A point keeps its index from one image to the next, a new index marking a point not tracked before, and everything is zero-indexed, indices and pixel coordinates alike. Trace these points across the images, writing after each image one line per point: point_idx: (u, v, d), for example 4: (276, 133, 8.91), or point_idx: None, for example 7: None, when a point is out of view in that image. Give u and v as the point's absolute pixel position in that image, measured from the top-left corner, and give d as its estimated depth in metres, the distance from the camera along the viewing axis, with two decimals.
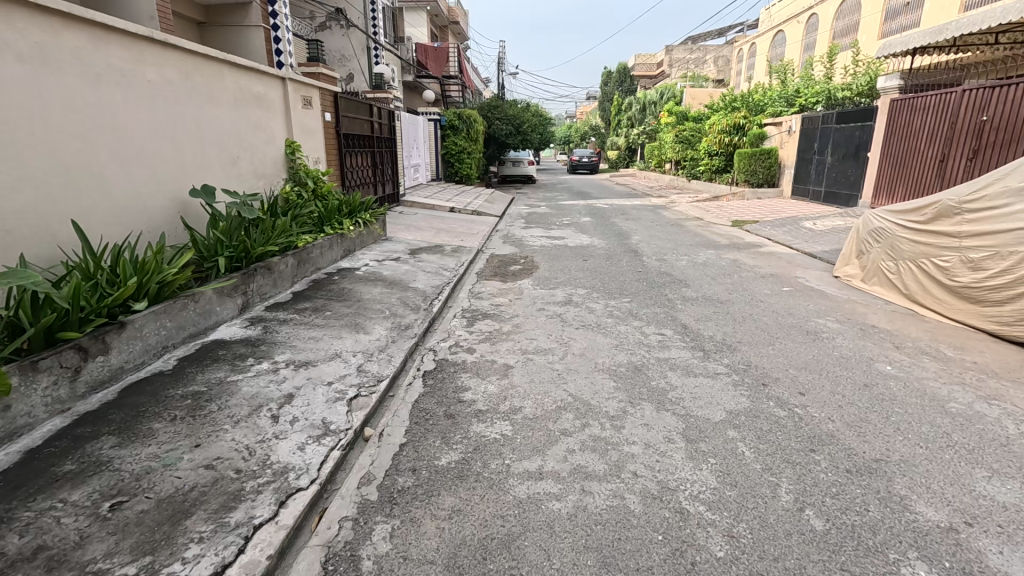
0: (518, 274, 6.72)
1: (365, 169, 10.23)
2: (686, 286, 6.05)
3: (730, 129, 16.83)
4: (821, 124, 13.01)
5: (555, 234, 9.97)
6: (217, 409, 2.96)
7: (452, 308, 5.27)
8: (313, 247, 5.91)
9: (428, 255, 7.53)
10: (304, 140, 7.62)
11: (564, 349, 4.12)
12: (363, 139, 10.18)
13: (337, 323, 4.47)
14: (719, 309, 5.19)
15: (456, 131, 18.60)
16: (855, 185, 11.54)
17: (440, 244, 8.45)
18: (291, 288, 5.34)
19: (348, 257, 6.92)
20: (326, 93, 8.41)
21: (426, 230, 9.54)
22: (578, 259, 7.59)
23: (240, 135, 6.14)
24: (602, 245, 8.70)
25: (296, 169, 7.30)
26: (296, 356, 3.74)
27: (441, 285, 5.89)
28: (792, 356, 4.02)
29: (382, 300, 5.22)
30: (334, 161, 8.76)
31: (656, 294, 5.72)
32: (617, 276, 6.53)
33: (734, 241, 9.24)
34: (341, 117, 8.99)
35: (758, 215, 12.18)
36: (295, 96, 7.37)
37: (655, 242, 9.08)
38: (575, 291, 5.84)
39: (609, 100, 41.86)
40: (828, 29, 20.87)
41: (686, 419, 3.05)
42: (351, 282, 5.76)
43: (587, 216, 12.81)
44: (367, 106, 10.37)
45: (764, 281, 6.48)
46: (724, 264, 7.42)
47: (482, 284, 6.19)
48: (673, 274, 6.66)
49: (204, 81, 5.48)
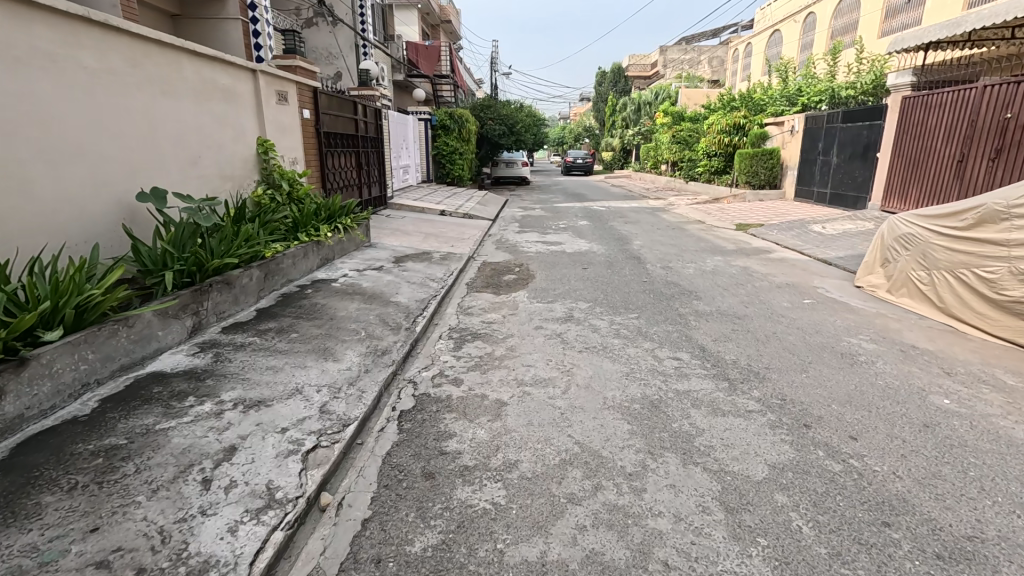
0: (513, 285, 6.13)
1: (350, 171, 9.62)
2: (697, 299, 5.49)
3: (730, 128, 16.35)
4: (826, 123, 12.52)
5: (552, 239, 9.39)
6: (134, 472, 2.34)
7: (438, 327, 4.66)
8: (283, 257, 5.29)
9: (414, 263, 6.92)
10: (279, 139, 7.00)
11: (566, 379, 3.52)
12: (347, 138, 9.57)
13: (303, 349, 3.85)
14: (737, 326, 4.65)
15: (447, 131, 18.01)
16: (863, 187, 11.06)
17: (428, 251, 7.84)
18: (256, 304, 4.71)
19: (326, 266, 6.30)
20: (305, 87, 7.78)
21: (413, 235, 8.94)
22: (577, 267, 7.03)
23: (202, 132, 5.51)
24: (602, 251, 8.13)
25: (270, 170, 6.68)
26: (248, 393, 3.12)
27: (426, 300, 5.28)
28: (831, 386, 3.46)
29: (358, 318, 4.61)
30: (314, 161, 8.14)
31: (665, 308, 5.17)
32: (620, 287, 5.97)
33: (742, 246, 8.71)
34: (322, 115, 8.38)
35: (762, 218, 11.68)
36: (268, 91, 6.74)
37: (658, 247, 8.53)
38: (575, 304, 5.26)
39: (603, 101, 41.41)
40: (826, 28, 20.50)
41: (720, 476, 2.47)
42: (325, 297, 5.14)
43: (584, 219, 12.25)
44: (351, 103, 9.74)
45: (781, 291, 5.93)
46: (735, 272, 6.87)
47: (472, 297, 5.59)
48: (681, 285, 6.11)
49: (158, 70, 4.85)
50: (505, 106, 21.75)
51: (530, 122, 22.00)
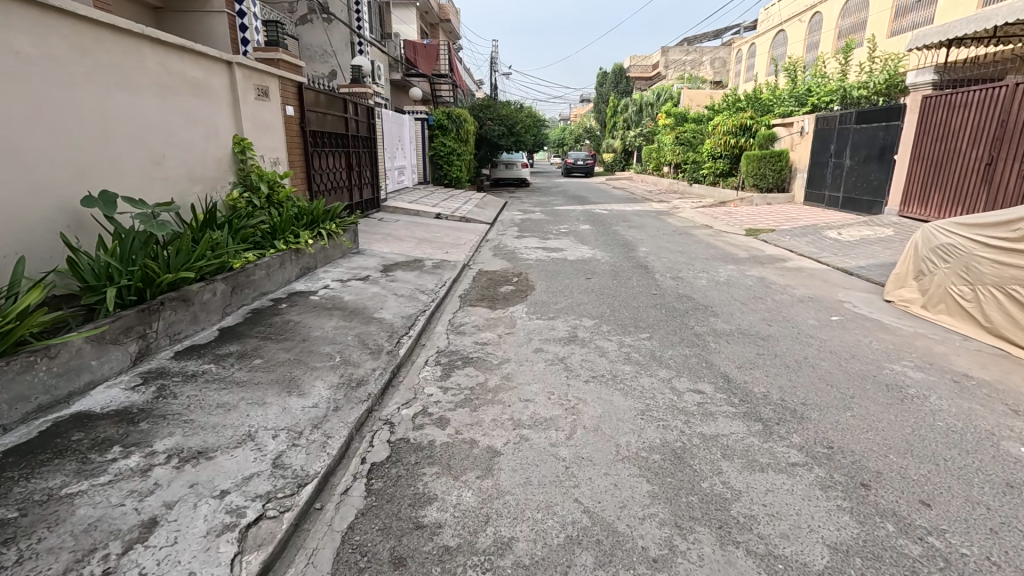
0: (510, 298, 5.60)
1: (338, 172, 9.09)
2: (714, 316, 4.96)
3: (736, 129, 15.85)
4: (838, 124, 12.02)
5: (552, 245, 8.86)
6: (12, 565, 1.80)
7: (424, 350, 4.12)
8: (254, 268, 4.75)
9: (405, 273, 6.39)
10: (258, 138, 6.47)
11: (571, 419, 2.99)
12: (336, 137, 9.03)
13: (265, 378, 3.31)
14: (762, 349, 4.12)
15: (445, 131, 17.50)
16: (879, 191, 10.55)
17: (419, 258, 7.31)
18: (219, 323, 4.17)
19: (306, 277, 5.76)
20: (288, 81, 7.24)
21: (405, 241, 8.40)
22: (580, 277, 6.51)
23: (168, 129, 4.98)
24: (606, 259, 7.60)
25: (247, 171, 6.17)
26: (187, 442, 2.58)
27: (414, 316, 4.74)
28: (884, 429, 2.93)
29: (334, 338, 4.07)
30: (299, 162, 7.60)
31: (680, 326, 4.65)
32: (628, 301, 5.44)
33: (755, 254, 8.17)
34: (308, 112, 7.84)
35: (772, 223, 11.15)
36: (247, 86, 6.22)
37: (666, 255, 8.00)
38: (579, 322, 4.73)
39: (604, 102, 40.89)
40: (832, 27, 20.03)
41: (769, 564, 1.94)
42: (300, 313, 4.60)
43: (586, 223, 11.73)
44: (341, 100, 9.21)
45: (805, 306, 5.39)
46: (751, 283, 6.35)
47: (465, 312, 5.05)
48: (695, 298, 5.58)
49: (114, 59, 4.32)
50: (505, 107, 21.23)
51: (530, 123, 21.48)
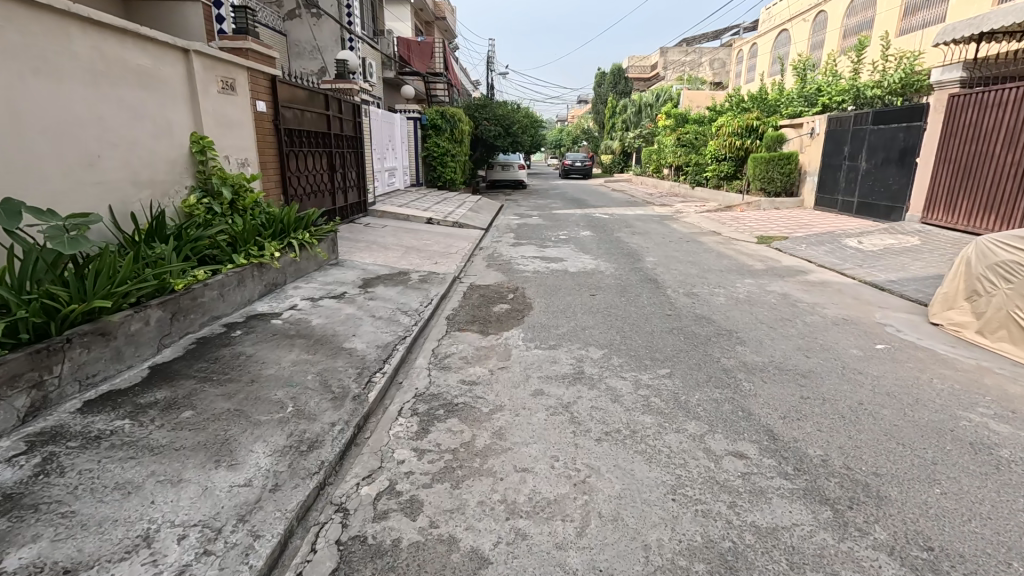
0: (505, 319, 4.89)
1: (319, 174, 8.36)
2: (741, 344, 4.28)
3: (742, 131, 15.13)
4: (853, 125, 11.38)
5: (551, 254, 8.16)
6: None
7: (400, 393, 3.40)
8: (202, 288, 4.03)
9: (387, 288, 5.68)
10: (221, 137, 5.75)
11: (581, 504, 2.29)
12: (318, 136, 8.31)
13: (190, 440, 2.60)
14: (807, 390, 3.43)
15: (438, 131, 16.76)
16: (898, 196, 9.93)
17: (405, 270, 6.60)
18: (152, 359, 3.45)
19: (271, 295, 5.03)
20: (259, 73, 6.51)
21: (391, 250, 7.68)
22: (585, 293, 5.82)
23: (104, 125, 4.26)
24: (611, 272, 6.91)
25: (209, 174, 5.46)
26: (53, 552, 1.86)
27: (391, 347, 4.02)
28: (990, 515, 2.24)
29: (290, 378, 3.35)
30: (272, 162, 6.89)
31: (704, 358, 3.96)
32: (641, 324, 4.76)
33: (773, 266, 7.51)
34: (283, 108, 7.12)
35: (784, 230, 10.50)
36: (207, 77, 5.50)
37: (676, 266, 7.31)
38: (585, 353, 4.03)
39: (603, 103, 40.21)
40: (838, 27, 19.48)
41: None
42: (255, 343, 3.88)
43: (587, 229, 11.05)
44: (323, 96, 8.49)
45: (843, 331, 4.71)
46: (774, 301, 5.68)
47: (452, 339, 4.34)
48: (715, 320, 4.90)
49: (27, 40, 3.62)
50: (501, 106, 20.53)
51: (527, 123, 20.79)
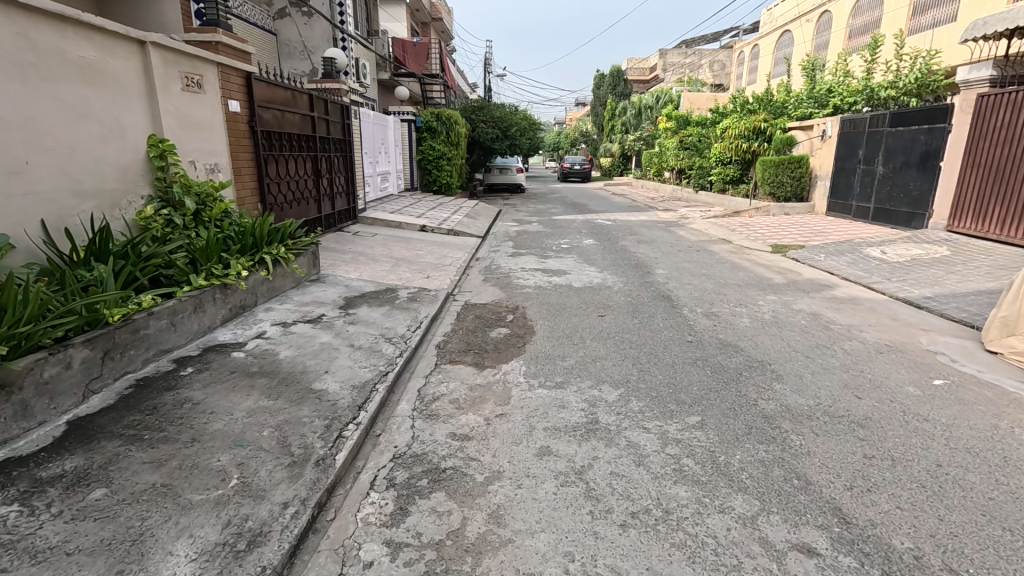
0: (503, 347, 4.30)
1: (302, 180, 7.76)
2: (777, 380, 3.69)
3: (749, 133, 14.51)
4: (869, 127, 10.84)
5: (553, 266, 7.57)
6: None
7: (376, 453, 2.78)
8: (147, 318, 3.42)
9: (371, 309, 5.06)
10: (186, 140, 5.15)
11: None
12: (302, 139, 7.71)
13: (91, 537, 1.97)
14: (870, 447, 2.83)
15: (433, 133, 16.15)
16: (919, 202, 9.38)
17: (393, 286, 6.00)
18: (74, 410, 2.84)
19: (237, 319, 4.42)
20: (231, 69, 5.92)
21: (379, 263, 7.07)
22: (592, 313, 5.23)
23: (35, 126, 3.66)
24: (619, 287, 6.33)
25: (169, 182, 4.86)
26: None
27: (369, 389, 3.40)
28: None
29: (239, 436, 2.72)
30: (248, 168, 6.30)
31: (739, 401, 3.36)
32: (659, 353, 4.16)
33: (794, 279, 6.92)
34: (260, 109, 6.53)
35: (799, 238, 9.94)
36: (168, 74, 4.90)
37: (689, 280, 6.72)
38: (598, 394, 3.42)
39: (601, 104, 39.67)
40: (843, 27, 18.99)
41: None
42: (207, 384, 3.27)
43: (590, 237, 10.46)
44: (308, 96, 7.90)
45: (890, 361, 4.11)
46: (804, 322, 5.09)
47: (443, 375, 3.74)
48: (742, 348, 4.31)
49: None
50: (499, 108, 19.95)
51: (526, 126, 20.21)
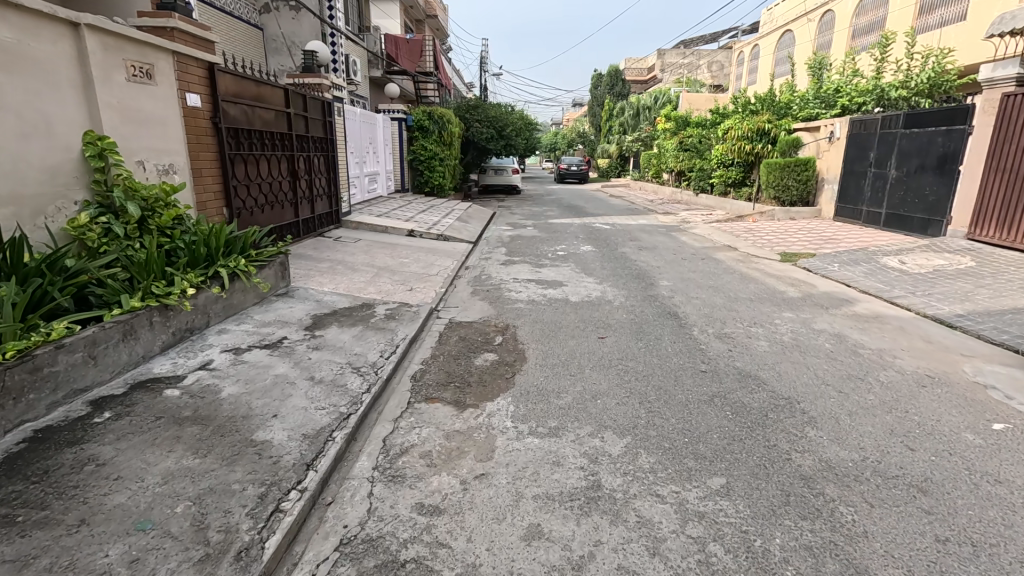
0: (489, 379, 3.72)
1: (276, 182, 7.15)
2: (811, 425, 3.12)
3: (752, 134, 13.87)
4: (880, 129, 10.33)
5: (548, 276, 7.00)
6: None
7: (318, 538, 2.18)
8: (54, 353, 2.81)
9: (341, 331, 4.47)
10: (133, 138, 4.56)
11: None
12: (276, 138, 7.09)
13: None
14: (942, 525, 2.26)
15: (425, 132, 15.55)
16: (936, 208, 8.87)
17: (371, 301, 5.40)
18: None
19: (182, 346, 3.82)
20: (190, 58, 5.31)
21: (359, 273, 6.47)
22: (591, 334, 4.66)
23: None
24: (620, 302, 5.76)
25: (110, 185, 4.24)
26: None
27: (323, 440, 2.81)
28: None
29: (143, 515, 2.13)
30: (211, 168, 5.69)
31: (769, 456, 2.78)
32: (670, 387, 3.60)
33: (809, 292, 6.38)
34: (226, 103, 5.91)
35: (809, 245, 9.39)
36: (109, 61, 4.29)
37: (696, 294, 6.15)
38: (599, 446, 2.85)
39: (598, 105, 39.12)
40: (846, 26, 18.49)
41: None
42: (122, 437, 2.66)
43: (587, 243, 9.89)
44: (284, 90, 7.29)
45: (936, 397, 3.55)
46: (829, 346, 4.54)
47: (415, 419, 3.15)
48: (764, 381, 3.75)
49: None
50: (494, 107, 19.37)
51: (521, 126, 19.67)
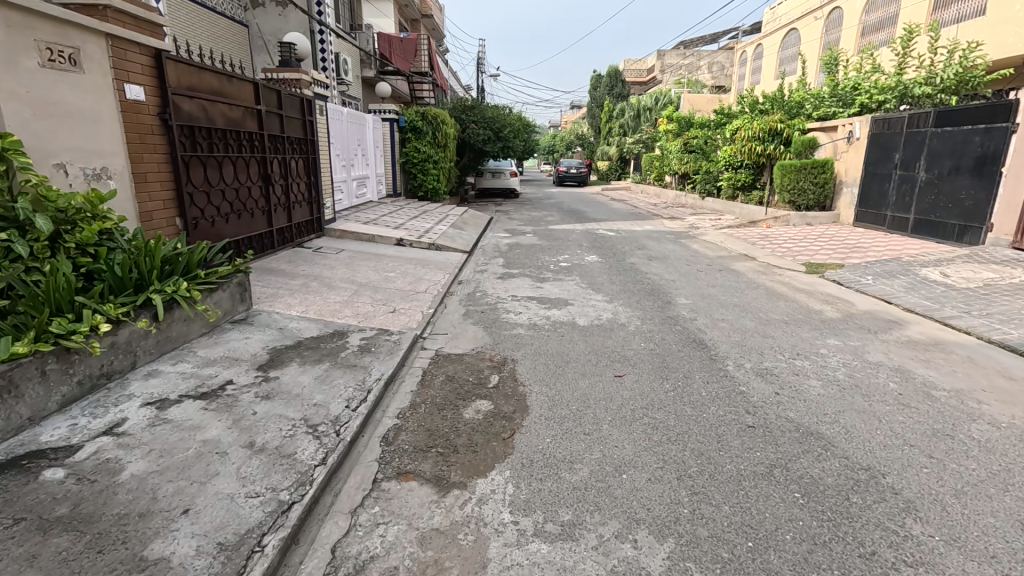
0: (481, 442, 2.91)
1: (244, 187, 6.35)
2: (912, 515, 2.33)
3: (764, 135, 13.01)
4: (907, 128, 9.57)
5: (551, 293, 6.19)
6: None
7: None
8: None
9: (301, 371, 3.64)
10: (52, 136, 3.77)
11: None
12: (244, 138, 6.29)
13: None
14: None
15: (419, 134, 14.74)
16: (976, 214, 8.12)
17: (345, 329, 4.59)
18: None
19: (90, 400, 3.00)
20: (130, 43, 4.50)
21: (335, 292, 5.66)
22: (606, 371, 3.86)
23: None
24: (635, 326, 4.96)
25: (16, 194, 3.43)
26: None
27: (245, 555, 2.00)
28: None
29: None
30: (159, 171, 4.89)
31: (872, 574, 1.99)
32: (713, 454, 2.81)
33: (848, 312, 5.61)
34: (179, 97, 5.12)
35: (834, 254, 8.61)
36: (12, 41, 3.50)
37: (722, 316, 5.37)
38: (632, 557, 2.06)
39: (597, 105, 38.32)
40: (855, 22, 17.76)
41: None
42: None
43: (592, 252, 9.08)
44: (254, 85, 6.48)
45: None
46: (893, 386, 3.74)
47: (378, 511, 2.34)
48: (830, 441, 2.95)
49: None
50: (491, 108, 18.57)
51: (519, 127, 18.88)
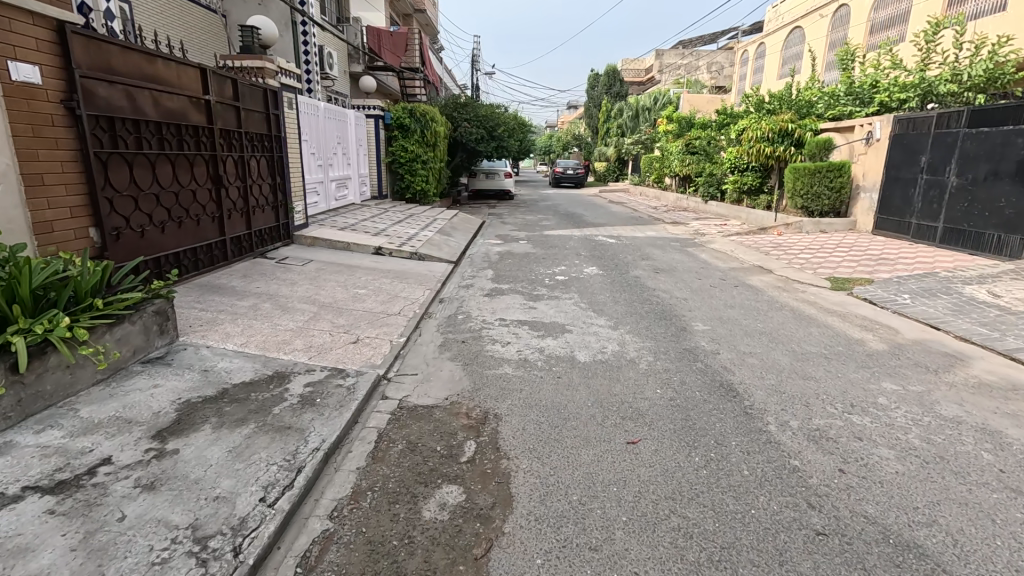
0: (442, 565, 2.02)
1: (189, 190, 5.43)
2: None
3: (774, 135, 12.16)
4: (935, 128, 8.76)
5: (545, 316, 5.30)
6: None
7: None
8: None
9: (211, 439, 2.73)
10: None
11: None
12: (188, 132, 5.37)
13: None
14: None
15: (405, 131, 13.81)
16: (1017, 223, 7.32)
17: (289, 369, 3.67)
18: None
19: None
20: (16, 10, 3.59)
21: (289, 316, 4.75)
22: (615, 436, 2.97)
23: None
24: (646, 363, 4.07)
25: None
26: None
27: None
28: None
29: None
30: (65, 172, 3.98)
31: None
32: None
33: (895, 341, 4.77)
34: (95, 82, 4.22)
35: (860, 266, 7.79)
36: None
37: (749, 348, 4.50)
38: None
39: (595, 105, 37.44)
40: (863, 20, 17.03)
41: None
42: None
43: (591, 262, 8.21)
44: (203, 71, 5.57)
45: None
46: (988, 458, 2.87)
47: None
48: (938, 564, 2.07)
49: None
50: (484, 106, 17.70)
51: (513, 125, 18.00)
